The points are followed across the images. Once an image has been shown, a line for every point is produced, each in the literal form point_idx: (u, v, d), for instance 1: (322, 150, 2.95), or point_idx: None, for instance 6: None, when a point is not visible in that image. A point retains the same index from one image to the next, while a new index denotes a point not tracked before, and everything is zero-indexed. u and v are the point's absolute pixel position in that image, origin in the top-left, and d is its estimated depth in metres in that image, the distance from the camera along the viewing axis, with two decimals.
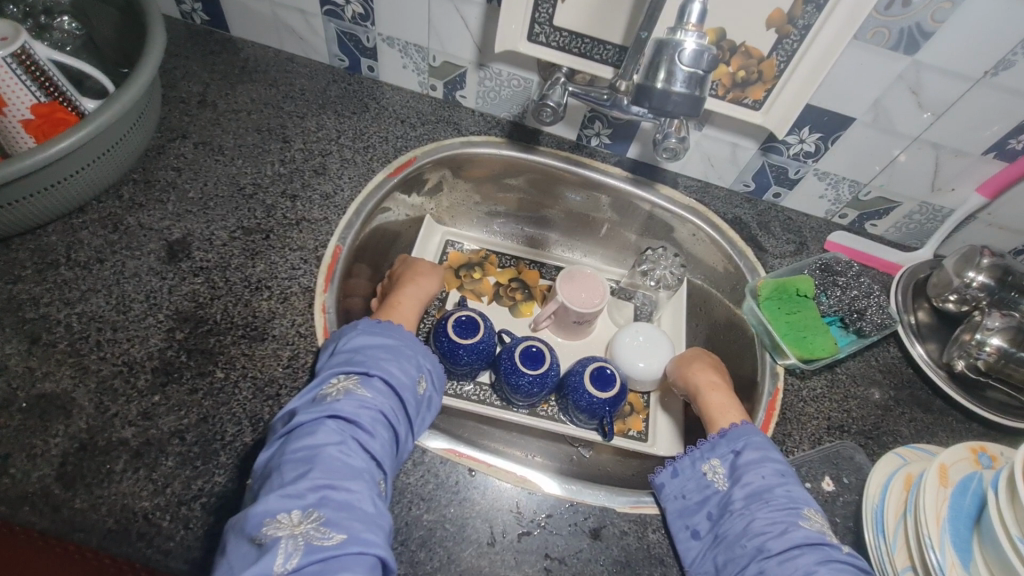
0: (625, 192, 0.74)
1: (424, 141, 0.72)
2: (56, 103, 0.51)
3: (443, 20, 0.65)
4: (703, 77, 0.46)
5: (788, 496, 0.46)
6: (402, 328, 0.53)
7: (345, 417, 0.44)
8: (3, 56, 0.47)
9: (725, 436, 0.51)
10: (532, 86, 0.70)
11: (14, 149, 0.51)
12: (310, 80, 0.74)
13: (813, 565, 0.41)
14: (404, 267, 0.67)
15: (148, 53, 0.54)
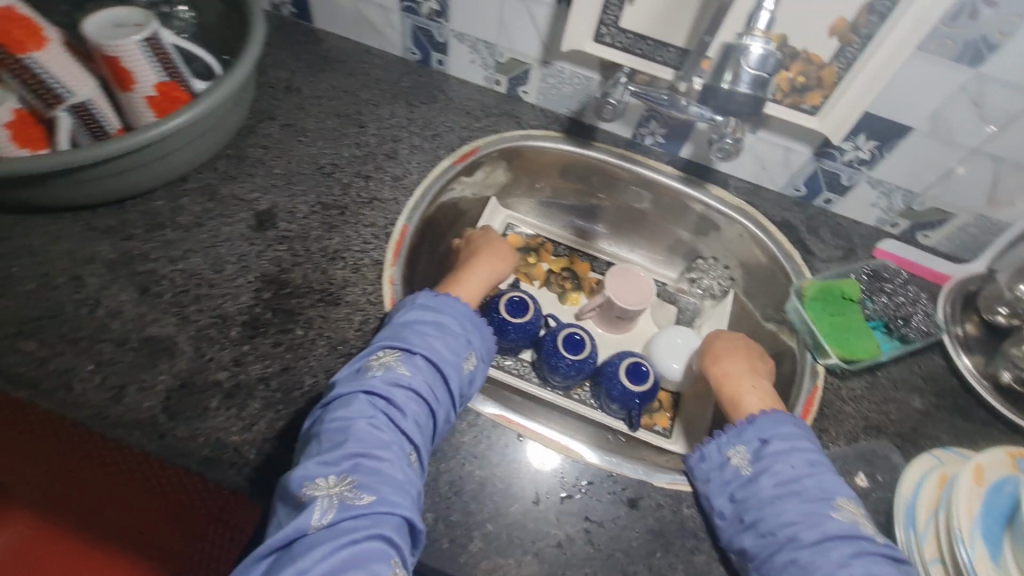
0: (675, 190, 0.77)
1: (488, 133, 0.76)
2: (174, 83, 0.57)
3: (514, 19, 0.69)
4: (768, 79, 0.49)
5: (820, 487, 0.48)
6: (451, 302, 0.56)
7: (382, 392, 0.48)
8: (137, 40, 0.52)
9: (752, 423, 0.53)
10: (593, 84, 0.73)
11: (136, 120, 0.58)
12: (385, 71, 0.80)
13: (847, 557, 0.43)
14: (477, 244, 0.70)
15: (252, 39, 0.60)
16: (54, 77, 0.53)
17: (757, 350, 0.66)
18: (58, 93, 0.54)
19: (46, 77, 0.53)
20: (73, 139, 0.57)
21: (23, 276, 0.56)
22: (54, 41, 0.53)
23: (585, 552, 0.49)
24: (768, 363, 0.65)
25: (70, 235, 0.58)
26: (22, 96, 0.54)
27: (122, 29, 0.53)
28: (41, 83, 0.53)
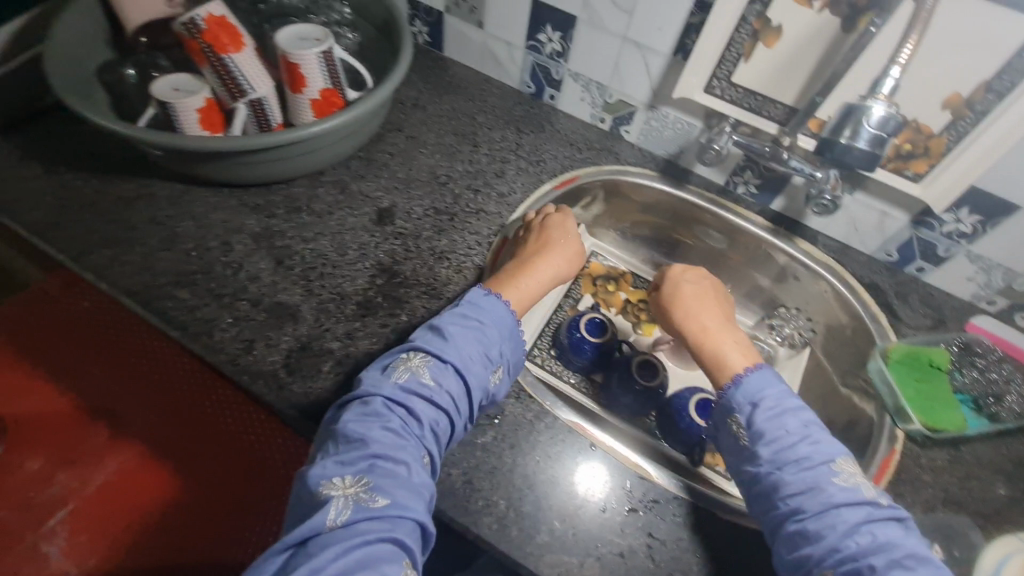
0: (762, 240, 0.79)
1: (588, 164, 0.82)
2: (334, 90, 0.66)
3: (629, 65, 0.76)
4: (886, 139, 0.52)
5: (816, 449, 0.49)
6: (486, 305, 0.57)
7: (403, 397, 0.50)
8: (317, 51, 0.62)
9: (739, 387, 0.54)
10: (694, 131, 0.78)
11: (296, 118, 0.67)
12: (500, 100, 0.88)
13: (852, 525, 0.45)
14: (553, 241, 0.67)
15: (402, 60, 0.69)
16: (243, 75, 0.63)
17: (715, 291, 0.68)
18: (243, 88, 0.64)
19: (238, 74, 0.63)
20: (244, 128, 0.67)
21: (185, 236, 0.65)
22: (249, 47, 0.64)
23: (645, 565, 0.51)
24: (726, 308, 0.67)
25: (225, 208, 0.68)
26: (214, 88, 0.65)
27: (305, 41, 0.63)
28: (233, 79, 0.63)
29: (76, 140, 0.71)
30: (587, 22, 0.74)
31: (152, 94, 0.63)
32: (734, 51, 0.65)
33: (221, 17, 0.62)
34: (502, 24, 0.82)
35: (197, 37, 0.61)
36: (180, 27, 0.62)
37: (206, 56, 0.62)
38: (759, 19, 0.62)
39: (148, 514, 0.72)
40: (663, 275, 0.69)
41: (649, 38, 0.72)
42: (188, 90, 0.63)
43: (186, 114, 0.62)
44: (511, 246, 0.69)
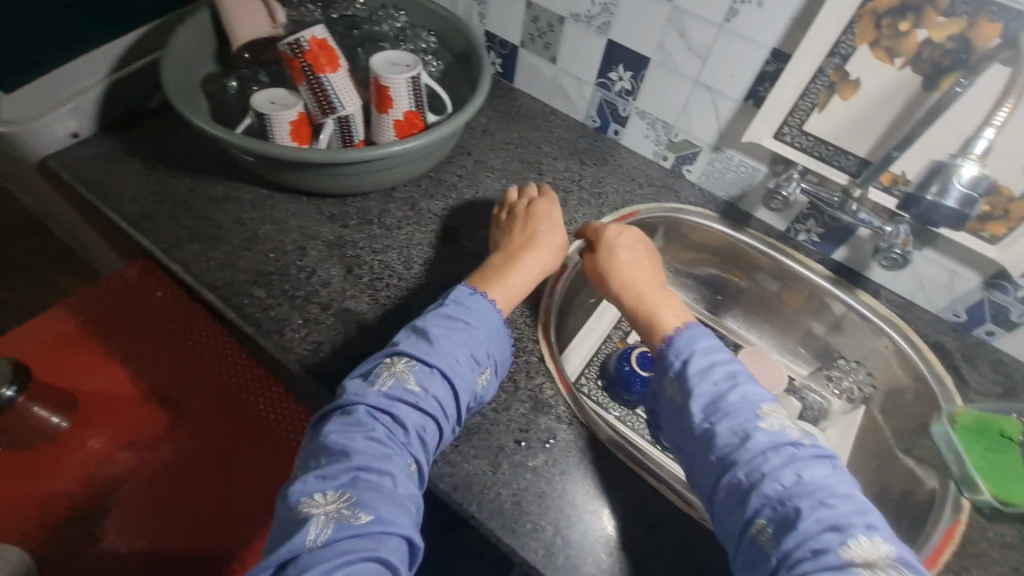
0: (821, 288, 0.78)
1: (648, 200, 0.83)
2: (417, 113, 0.70)
3: (698, 107, 0.77)
4: (977, 199, 0.53)
5: (743, 399, 0.51)
6: (473, 305, 0.59)
7: (387, 404, 0.51)
8: (406, 77, 0.66)
9: (672, 346, 0.56)
10: (758, 175, 0.78)
11: (378, 137, 0.71)
12: (565, 131, 0.91)
13: (778, 468, 0.47)
14: (539, 235, 0.67)
15: (481, 89, 0.72)
16: (336, 93, 0.68)
17: (650, 253, 0.69)
18: (334, 106, 0.68)
19: (331, 92, 0.68)
20: (329, 143, 0.71)
21: (265, 239, 0.69)
22: (344, 69, 0.69)
23: None
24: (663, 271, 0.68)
25: (303, 215, 0.72)
26: (307, 104, 0.69)
27: (397, 67, 0.67)
28: (326, 97, 0.68)
29: (174, 143, 0.77)
30: (660, 64, 0.77)
31: (251, 106, 0.68)
32: (808, 100, 0.66)
33: (322, 40, 0.67)
34: (575, 60, 0.85)
35: (299, 57, 0.66)
36: (285, 47, 0.66)
37: (304, 74, 0.67)
38: (837, 71, 0.63)
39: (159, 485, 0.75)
40: (596, 241, 0.69)
41: (721, 83, 0.73)
42: (284, 104, 0.68)
43: (279, 126, 0.67)
44: (494, 234, 0.70)
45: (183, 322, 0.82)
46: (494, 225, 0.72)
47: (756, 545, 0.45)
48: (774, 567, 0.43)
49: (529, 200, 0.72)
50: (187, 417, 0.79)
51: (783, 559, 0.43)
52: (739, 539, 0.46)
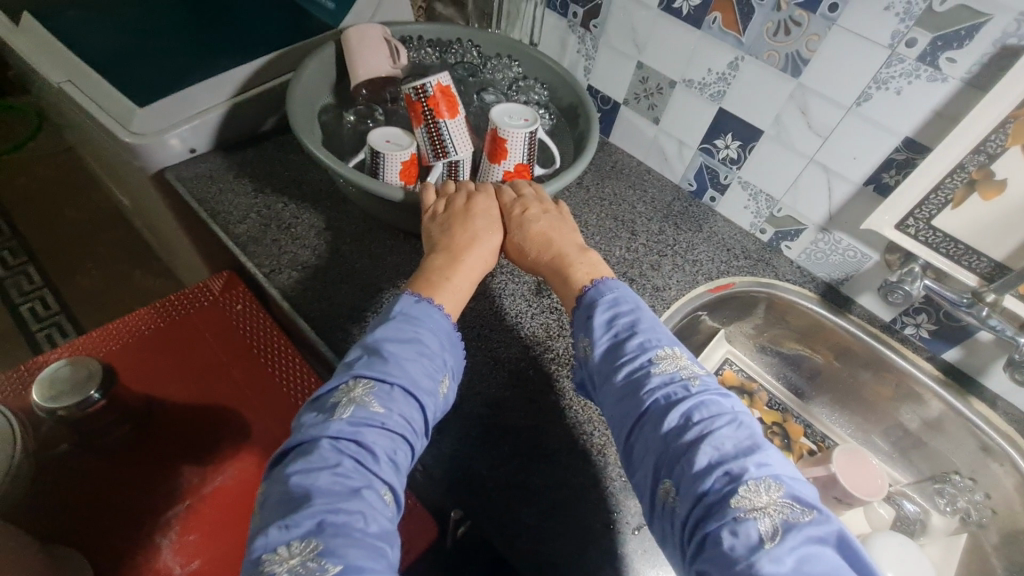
0: (930, 390, 0.72)
1: (744, 273, 0.80)
2: (526, 165, 0.71)
3: (810, 185, 0.74)
4: None
5: (639, 347, 0.52)
6: (421, 313, 0.55)
7: (350, 433, 0.46)
8: (525, 131, 0.67)
9: (582, 299, 0.58)
10: (868, 263, 0.75)
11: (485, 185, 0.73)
12: (660, 192, 0.89)
13: (668, 412, 0.47)
14: (479, 234, 0.63)
15: (589, 146, 0.71)
16: (451, 138, 0.69)
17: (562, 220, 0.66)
18: (448, 151, 0.70)
19: (447, 138, 0.69)
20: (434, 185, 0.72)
21: (362, 272, 0.71)
22: (462, 115, 0.70)
23: None
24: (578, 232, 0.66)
25: (400, 253, 0.74)
26: (420, 145, 0.71)
27: (515, 119, 0.68)
28: (440, 141, 0.69)
29: (286, 173, 0.81)
30: (774, 137, 0.75)
31: (367, 143, 0.69)
32: (941, 196, 0.63)
33: (446, 86, 0.68)
34: (679, 123, 0.84)
35: (422, 100, 0.67)
36: (410, 89, 0.68)
37: (424, 116, 0.68)
38: (980, 170, 0.59)
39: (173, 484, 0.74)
40: (510, 222, 0.65)
41: (841, 165, 0.70)
42: (399, 144, 0.69)
43: (391, 165, 0.68)
44: (428, 230, 0.65)
45: (263, 340, 0.85)
46: (429, 220, 0.65)
47: (664, 503, 0.45)
48: (682, 526, 0.43)
49: (467, 194, 0.67)
50: (254, 435, 0.79)
51: (690, 515, 0.43)
52: (653, 501, 0.47)
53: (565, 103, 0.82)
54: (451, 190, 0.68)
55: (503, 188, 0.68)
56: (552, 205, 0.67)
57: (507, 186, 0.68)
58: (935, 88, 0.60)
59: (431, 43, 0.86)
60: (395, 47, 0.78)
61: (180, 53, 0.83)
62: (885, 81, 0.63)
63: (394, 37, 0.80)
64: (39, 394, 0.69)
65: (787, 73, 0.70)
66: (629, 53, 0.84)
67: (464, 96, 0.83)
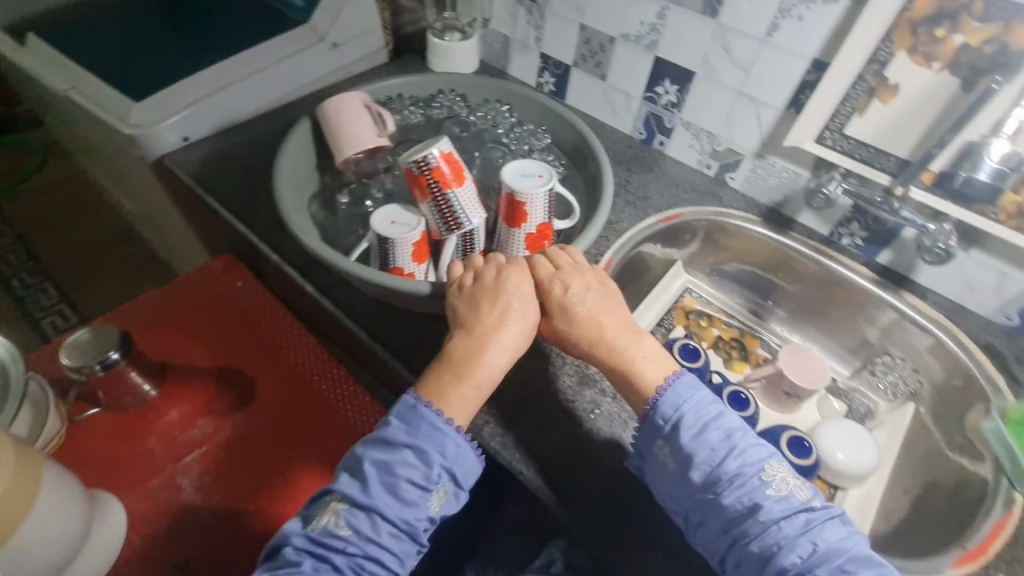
0: (868, 289, 0.79)
1: (692, 204, 0.87)
2: (546, 224, 0.77)
3: (740, 116, 0.82)
4: (1007, 174, 0.61)
5: (740, 465, 0.54)
6: (415, 427, 0.55)
7: (315, 546, 0.51)
8: (543, 190, 0.73)
9: (660, 408, 0.57)
10: (801, 180, 0.81)
11: (510, 245, 0.77)
12: (613, 143, 0.97)
13: (788, 537, 0.51)
14: (510, 312, 0.61)
15: (603, 201, 0.77)
16: (462, 208, 0.74)
17: (611, 299, 0.64)
18: (461, 221, 0.75)
19: (458, 208, 0.74)
20: (451, 254, 0.77)
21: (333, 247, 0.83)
22: (467, 181, 0.75)
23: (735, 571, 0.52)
24: (624, 308, 0.64)
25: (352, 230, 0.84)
26: (432, 219, 0.76)
27: (531, 178, 0.74)
28: (452, 212, 0.74)
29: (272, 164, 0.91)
30: (705, 77, 0.82)
31: (374, 229, 0.73)
32: (848, 105, 0.70)
33: (448, 155, 0.73)
34: (624, 77, 0.92)
35: (426, 173, 0.73)
36: (412, 164, 0.73)
37: (430, 189, 0.73)
38: (876, 77, 0.67)
39: (191, 438, 0.82)
40: (552, 299, 0.63)
41: (763, 93, 0.78)
42: (406, 224, 0.73)
43: (403, 247, 0.72)
44: (454, 306, 0.64)
45: (264, 309, 0.94)
46: (456, 293, 0.65)
47: None
48: None
49: (497, 268, 0.65)
50: (260, 390, 0.86)
51: None
52: None
53: (568, 147, 0.90)
54: (481, 263, 0.67)
55: (538, 260, 0.66)
56: (594, 276, 0.65)
57: (543, 258, 0.66)
58: (830, 9, 0.67)
59: (412, 100, 0.95)
60: (378, 113, 0.84)
61: (169, 58, 0.92)
62: (789, 10, 0.70)
63: (375, 104, 0.85)
64: (67, 358, 0.77)
65: (706, 15, 0.77)
66: (572, 18, 0.92)
67: (465, 152, 0.93)
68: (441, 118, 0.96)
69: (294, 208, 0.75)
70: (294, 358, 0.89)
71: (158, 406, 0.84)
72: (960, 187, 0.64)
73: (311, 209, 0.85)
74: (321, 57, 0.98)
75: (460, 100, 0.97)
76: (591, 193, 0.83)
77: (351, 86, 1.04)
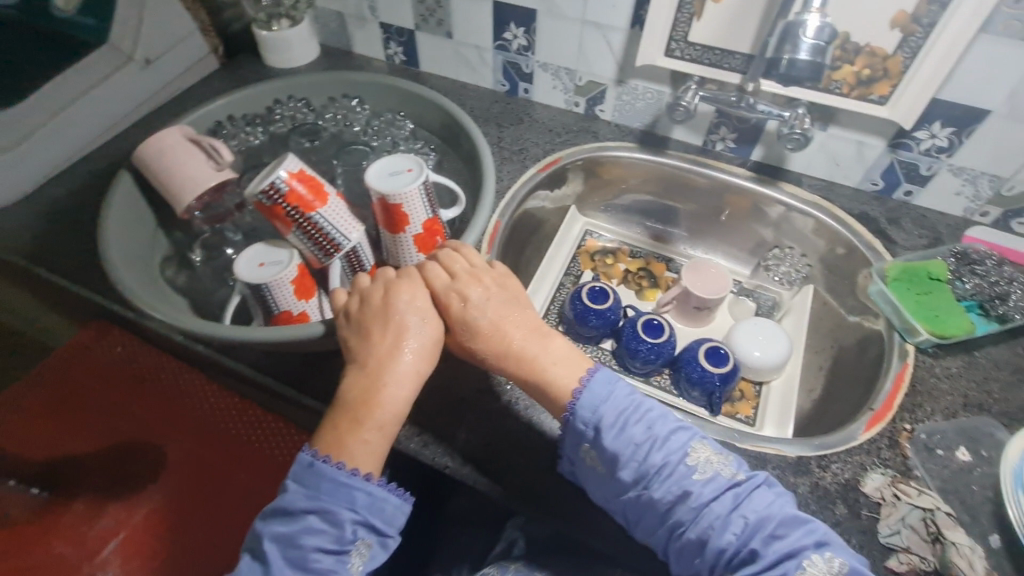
0: (749, 189, 0.80)
1: (569, 146, 0.85)
2: (433, 218, 0.67)
3: (592, 46, 0.80)
4: (824, 48, 0.59)
5: (665, 455, 0.50)
6: (315, 486, 0.49)
7: None
8: (418, 186, 0.63)
9: (577, 412, 0.52)
10: (665, 97, 0.81)
11: (400, 253, 0.68)
12: (478, 101, 0.92)
13: (720, 518, 0.47)
14: (405, 334, 0.55)
15: (486, 185, 0.73)
16: (334, 227, 0.64)
17: (514, 298, 0.59)
18: (340, 244, 0.65)
19: (330, 229, 0.63)
20: (340, 278, 0.68)
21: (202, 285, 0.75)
22: (332, 196, 0.64)
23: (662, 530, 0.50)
24: (531, 309, 0.59)
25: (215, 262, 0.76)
26: (303, 250, 0.65)
27: (400, 175, 0.63)
28: (323, 235, 0.64)
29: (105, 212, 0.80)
30: (548, 12, 0.79)
31: (240, 279, 0.62)
32: (685, 12, 0.69)
33: (299, 173, 0.62)
34: (470, 30, 0.87)
35: (279, 202, 0.61)
36: (260, 196, 0.61)
37: (291, 218, 0.62)
38: None
39: (103, 530, 0.75)
40: (450, 314, 0.57)
41: (606, 17, 0.76)
42: (277, 263, 0.63)
43: (281, 288, 0.62)
44: (345, 339, 0.58)
45: (151, 367, 0.81)
46: (343, 322, 0.59)
47: None
48: None
49: (385, 285, 0.59)
50: (171, 457, 0.78)
51: None
52: None
53: (437, 127, 0.85)
54: (367, 284, 0.60)
55: (431, 269, 0.59)
56: (491, 275, 0.60)
57: (435, 268, 0.59)
58: None
59: (245, 119, 0.84)
60: (208, 144, 0.70)
61: None
62: None
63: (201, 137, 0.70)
64: None
65: None
66: None
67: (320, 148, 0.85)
68: (285, 132, 0.86)
69: (124, 264, 0.67)
70: (201, 413, 0.79)
71: (58, 506, 0.76)
72: (785, 71, 0.60)
73: (165, 276, 0.74)
74: (135, 78, 0.87)
75: (303, 107, 0.86)
76: (472, 171, 0.80)
77: (183, 104, 0.94)
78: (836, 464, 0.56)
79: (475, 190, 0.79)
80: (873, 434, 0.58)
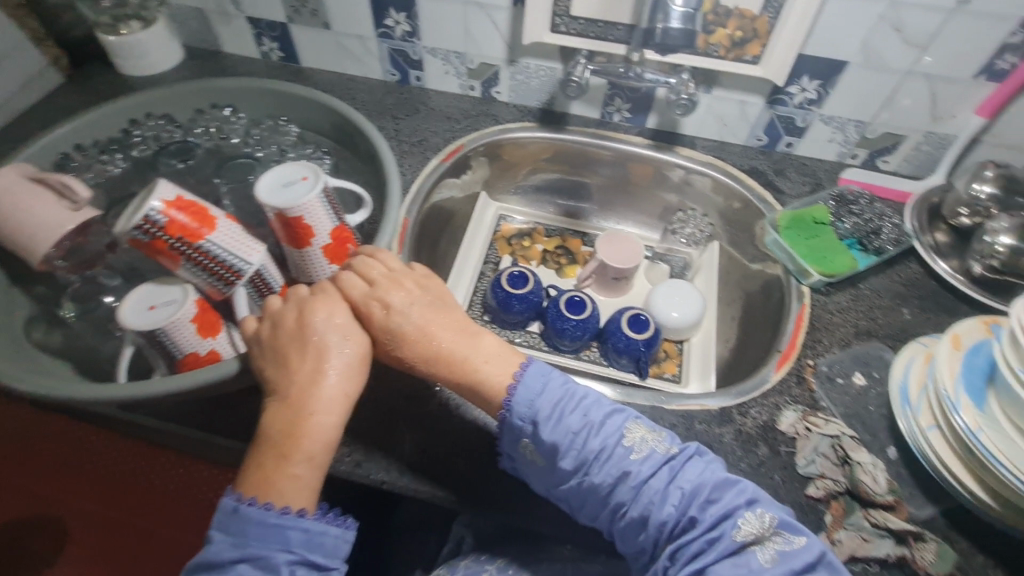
0: (648, 156, 0.83)
1: (469, 131, 0.83)
2: (340, 226, 0.63)
3: (478, 27, 0.78)
4: (693, 15, 0.61)
5: (602, 440, 0.51)
6: (242, 532, 0.46)
7: None
8: (318, 194, 0.58)
9: (513, 409, 0.52)
10: (557, 73, 0.81)
11: (310, 268, 0.63)
12: (369, 94, 0.88)
13: (658, 492, 0.49)
14: (327, 354, 0.52)
15: (392, 186, 0.70)
16: (231, 254, 0.58)
17: (437, 297, 0.57)
18: (240, 270, 0.59)
19: (226, 256, 0.58)
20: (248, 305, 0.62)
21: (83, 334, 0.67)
22: (221, 219, 0.58)
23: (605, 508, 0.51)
24: (457, 307, 0.58)
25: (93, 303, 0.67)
26: (199, 283, 0.59)
27: (295, 186, 0.58)
28: (219, 263, 0.58)
29: None
30: None
31: (127, 328, 0.55)
32: None
33: (177, 200, 0.55)
34: (348, 19, 0.81)
35: (160, 236, 0.54)
36: (133, 233, 0.54)
37: (178, 251, 0.56)
38: None
39: None
40: (374, 323, 0.55)
41: None
42: (170, 302, 0.56)
43: (181, 329, 0.56)
44: (262, 369, 0.53)
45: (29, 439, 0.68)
46: (257, 351, 0.54)
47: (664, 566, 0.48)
48: None
49: (298, 305, 0.55)
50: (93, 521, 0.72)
51: None
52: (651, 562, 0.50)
53: (328, 128, 0.80)
54: (279, 306, 0.56)
55: (346, 281, 0.56)
56: (410, 277, 0.58)
57: (351, 276, 0.57)
58: None
59: (104, 145, 0.75)
60: (59, 182, 0.61)
61: None
62: None
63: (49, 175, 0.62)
64: None
65: None
66: None
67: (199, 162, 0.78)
68: (152, 155, 0.77)
69: None
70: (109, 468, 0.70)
71: None
72: (661, 40, 0.62)
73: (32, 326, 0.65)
74: None
75: (167, 123, 0.79)
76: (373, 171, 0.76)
77: (26, 130, 0.82)
78: (754, 408, 0.60)
79: (378, 189, 0.76)
80: (783, 374, 0.62)
